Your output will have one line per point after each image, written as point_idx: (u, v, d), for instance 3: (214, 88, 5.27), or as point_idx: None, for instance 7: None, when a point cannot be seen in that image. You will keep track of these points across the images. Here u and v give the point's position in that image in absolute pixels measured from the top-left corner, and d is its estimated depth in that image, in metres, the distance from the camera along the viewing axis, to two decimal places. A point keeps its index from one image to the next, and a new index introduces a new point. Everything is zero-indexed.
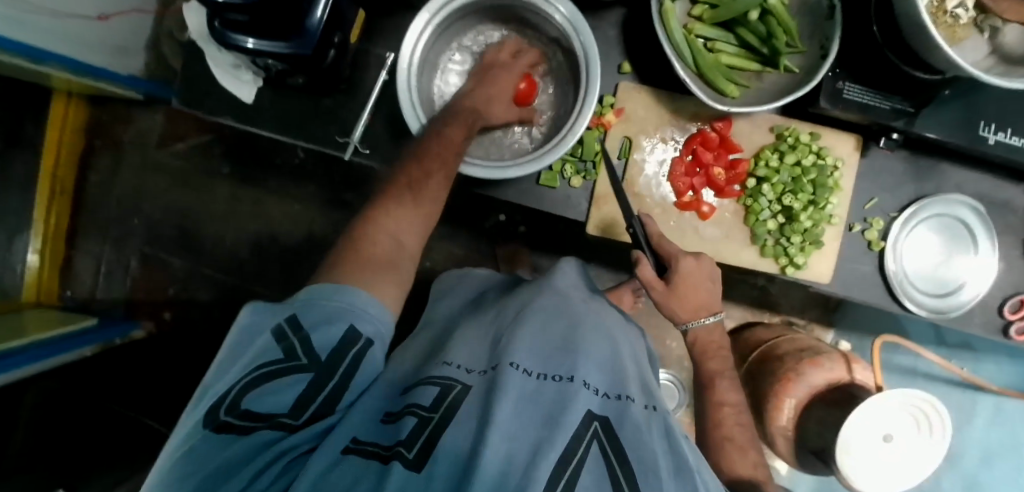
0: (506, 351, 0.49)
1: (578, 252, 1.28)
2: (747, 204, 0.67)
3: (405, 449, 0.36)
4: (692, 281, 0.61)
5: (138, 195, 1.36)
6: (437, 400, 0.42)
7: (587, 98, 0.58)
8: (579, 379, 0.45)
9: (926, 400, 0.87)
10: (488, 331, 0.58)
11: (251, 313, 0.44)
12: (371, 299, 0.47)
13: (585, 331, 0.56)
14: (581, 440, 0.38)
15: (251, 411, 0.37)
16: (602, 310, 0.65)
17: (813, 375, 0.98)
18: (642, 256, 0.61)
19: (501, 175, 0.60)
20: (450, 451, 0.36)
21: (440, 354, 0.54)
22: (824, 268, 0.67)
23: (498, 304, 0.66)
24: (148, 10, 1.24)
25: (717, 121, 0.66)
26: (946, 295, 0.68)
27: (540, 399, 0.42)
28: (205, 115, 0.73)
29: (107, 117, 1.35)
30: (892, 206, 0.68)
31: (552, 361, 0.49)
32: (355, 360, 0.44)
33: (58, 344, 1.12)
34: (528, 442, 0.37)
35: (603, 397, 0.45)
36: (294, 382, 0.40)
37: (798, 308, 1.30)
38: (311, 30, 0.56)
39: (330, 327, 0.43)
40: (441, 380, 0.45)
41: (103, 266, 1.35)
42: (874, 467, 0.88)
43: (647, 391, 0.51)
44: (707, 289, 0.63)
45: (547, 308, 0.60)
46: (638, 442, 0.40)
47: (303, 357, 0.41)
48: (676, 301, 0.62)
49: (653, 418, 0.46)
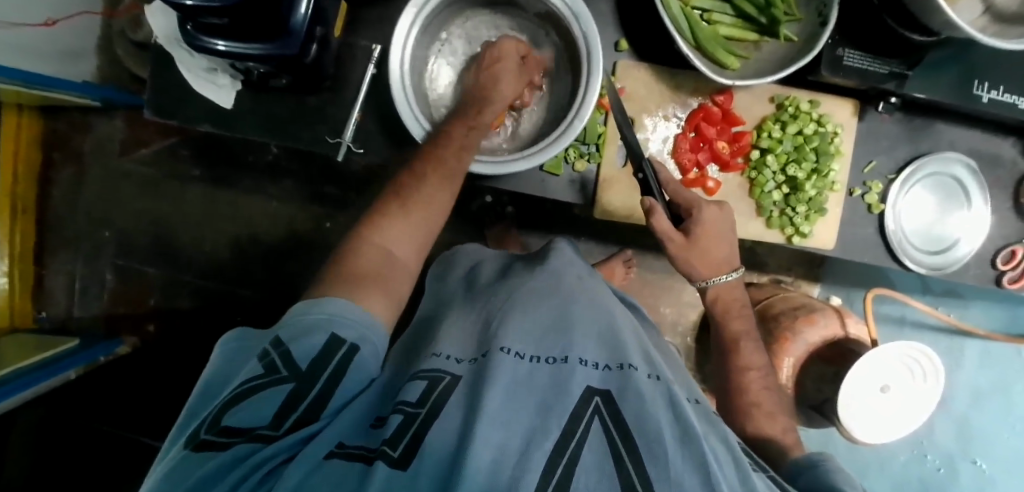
0: (496, 338, 0.50)
1: (568, 228, 1.28)
2: (752, 177, 0.67)
3: (389, 448, 0.35)
4: (714, 232, 0.61)
5: (106, 207, 1.29)
6: (425, 394, 0.42)
7: (590, 82, 0.57)
8: (574, 358, 0.47)
9: (915, 348, 0.92)
10: (482, 316, 0.58)
11: (235, 340, 0.46)
12: (353, 306, 0.46)
13: (578, 309, 0.56)
14: (579, 421, 0.38)
15: (230, 426, 0.36)
16: (598, 290, 0.65)
17: (809, 332, 1.01)
18: (656, 208, 0.58)
19: (506, 170, 0.59)
20: (437, 447, 0.35)
21: (427, 346, 0.54)
22: (828, 234, 0.68)
23: (488, 290, 0.66)
24: (94, 10, 1.15)
25: (718, 95, 0.65)
26: (943, 252, 0.70)
27: (533, 386, 0.43)
28: (182, 124, 0.68)
29: (62, 126, 1.26)
30: (889, 168, 0.69)
31: (544, 343, 0.49)
32: (343, 363, 0.42)
33: (36, 373, 1.05)
34: (522, 431, 0.37)
35: (603, 370, 0.45)
36: (271, 392, 0.38)
37: (785, 266, 1.32)
38: (295, 28, 0.53)
39: (312, 330, 0.43)
40: (428, 373, 0.45)
41: (78, 283, 1.29)
42: (870, 414, 0.92)
43: (649, 360, 0.50)
44: (727, 248, 0.63)
45: (538, 290, 0.61)
46: (640, 410, 0.39)
47: (282, 368, 0.40)
48: (697, 256, 0.62)
49: (657, 385, 0.44)
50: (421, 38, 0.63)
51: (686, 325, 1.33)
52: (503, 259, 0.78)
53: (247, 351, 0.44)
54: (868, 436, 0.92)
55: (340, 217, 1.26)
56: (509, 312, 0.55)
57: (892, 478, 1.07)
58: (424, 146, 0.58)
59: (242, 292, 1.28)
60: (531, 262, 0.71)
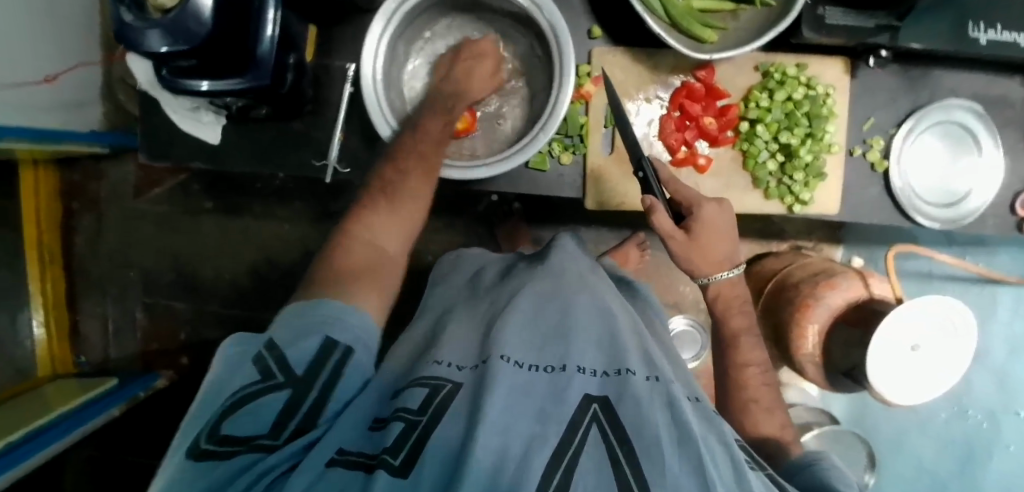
0: (498, 344, 0.49)
1: (577, 218, 1.27)
2: (744, 149, 0.65)
3: (391, 455, 0.36)
4: (716, 229, 0.60)
5: (128, 248, 1.34)
6: (426, 400, 0.42)
7: (563, 60, 0.56)
8: (571, 365, 0.46)
9: (943, 302, 0.88)
10: (482, 321, 0.58)
11: (228, 346, 0.44)
12: (347, 306, 0.47)
13: (578, 310, 0.56)
14: (576, 429, 0.38)
15: (232, 435, 0.36)
16: (598, 287, 0.64)
17: (832, 297, 0.97)
18: (659, 206, 0.56)
19: (506, 164, 0.58)
20: (440, 449, 0.36)
21: (429, 351, 0.54)
22: (830, 199, 0.66)
23: (492, 293, 0.66)
24: (94, 60, 1.19)
25: (700, 70, 0.63)
26: (957, 203, 0.68)
27: (533, 392, 0.42)
28: (176, 164, 0.71)
29: (77, 175, 1.31)
30: (890, 122, 0.67)
31: (544, 352, 0.49)
32: (339, 365, 0.43)
33: (82, 414, 1.11)
34: (522, 436, 0.37)
35: (601, 377, 0.45)
36: (270, 399, 0.38)
37: (804, 232, 1.29)
38: (265, 58, 0.54)
39: (310, 333, 0.44)
40: (429, 381, 0.45)
41: (111, 324, 1.34)
42: (901, 374, 0.88)
43: (648, 360, 0.49)
44: (729, 240, 0.62)
45: (540, 292, 0.60)
46: (638, 415, 0.39)
47: (280, 373, 0.41)
48: (701, 250, 0.60)
49: (657, 386, 0.44)
50: (391, 56, 0.63)
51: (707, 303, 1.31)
52: (506, 262, 0.78)
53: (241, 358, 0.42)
54: (897, 397, 0.89)
55: None
56: (509, 315, 0.55)
57: (935, 438, 1.04)
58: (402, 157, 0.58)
59: (265, 316, 1.32)
60: (533, 263, 0.71)
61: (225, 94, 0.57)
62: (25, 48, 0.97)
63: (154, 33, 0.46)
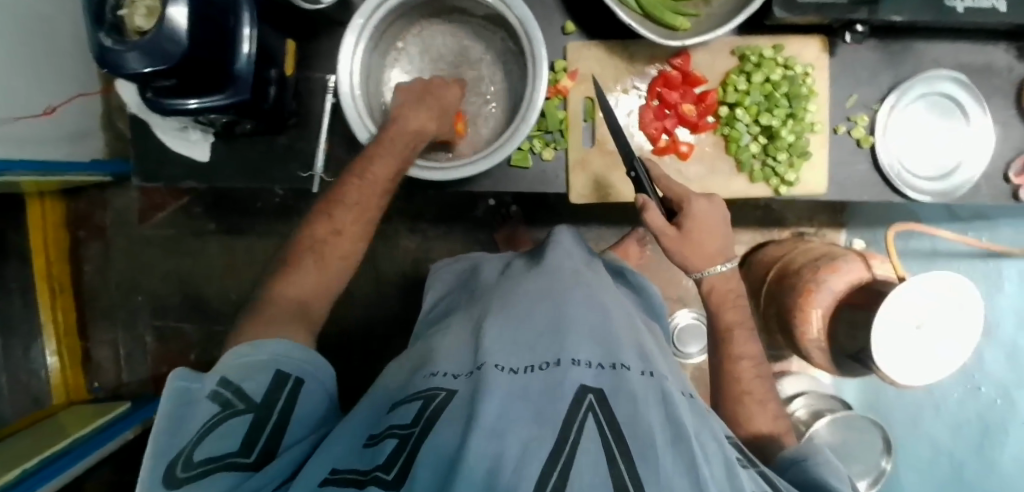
0: (492, 347, 0.49)
1: (575, 216, 1.27)
2: (726, 133, 0.65)
3: (383, 472, 0.37)
4: (707, 224, 0.60)
5: (135, 273, 1.36)
6: (419, 412, 0.43)
7: (537, 61, 0.56)
8: (566, 359, 0.46)
9: (945, 278, 0.87)
10: (474, 324, 0.58)
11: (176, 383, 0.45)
12: (291, 344, 0.50)
13: (574, 306, 0.56)
14: (573, 420, 0.39)
15: (202, 458, 0.39)
16: (593, 283, 0.64)
17: (833, 280, 0.96)
18: (649, 203, 0.58)
19: (460, 174, 0.58)
20: (436, 455, 0.36)
21: (427, 363, 0.55)
22: (816, 178, 0.65)
23: (487, 293, 0.67)
24: (93, 91, 1.22)
25: (676, 58, 0.63)
26: (943, 177, 0.68)
27: (528, 392, 0.42)
28: (170, 184, 0.73)
29: (82, 205, 1.34)
30: (873, 98, 0.66)
31: (538, 348, 0.49)
32: (291, 395, 0.47)
33: (99, 437, 1.13)
34: (519, 438, 0.36)
35: (597, 369, 0.45)
36: (233, 424, 0.42)
37: (805, 217, 1.28)
38: (242, 73, 0.57)
39: (255, 367, 0.47)
40: (425, 393, 0.46)
41: (122, 350, 1.36)
42: (905, 354, 0.87)
43: (641, 353, 0.51)
44: (721, 231, 0.62)
45: (532, 290, 0.60)
46: (633, 414, 0.40)
47: (240, 403, 0.44)
48: (694, 243, 0.60)
49: (650, 384, 0.46)
50: (369, 68, 0.63)
51: None
52: (506, 259, 0.80)
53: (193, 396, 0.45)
54: (904, 378, 0.87)
55: None
56: (504, 318, 0.55)
57: (950, 419, 1.02)
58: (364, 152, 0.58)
59: None
60: (530, 262, 0.72)
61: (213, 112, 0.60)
62: (24, 84, 1.00)
63: (133, 54, 0.48)
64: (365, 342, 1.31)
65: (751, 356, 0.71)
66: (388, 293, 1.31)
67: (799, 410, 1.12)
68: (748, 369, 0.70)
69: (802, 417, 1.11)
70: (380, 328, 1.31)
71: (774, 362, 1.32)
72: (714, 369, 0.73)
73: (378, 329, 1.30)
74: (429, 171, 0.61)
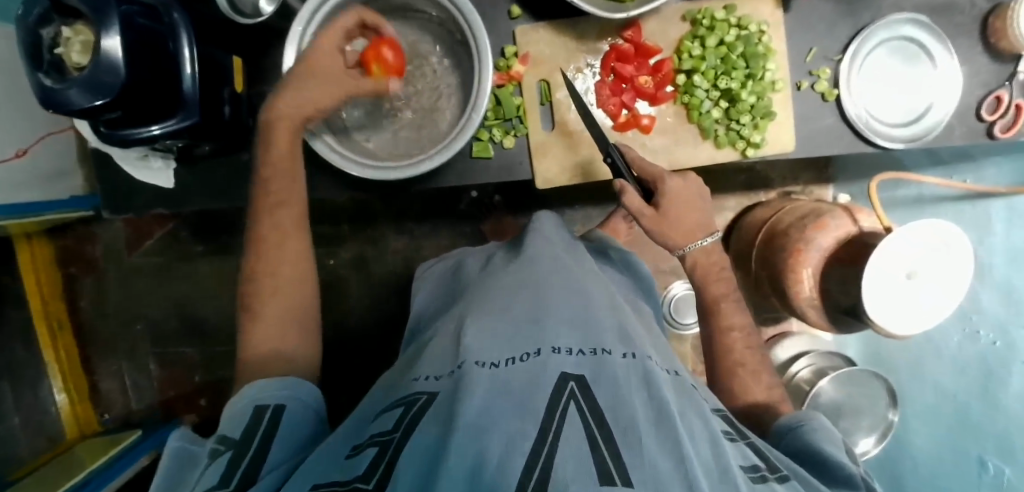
0: (471, 344, 0.49)
1: (558, 200, 1.26)
2: (685, 102, 0.63)
3: (363, 482, 0.36)
4: (684, 201, 0.60)
5: (131, 303, 1.36)
6: (399, 420, 0.43)
7: (480, 47, 0.55)
8: (547, 348, 0.46)
9: (928, 224, 0.86)
10: (456, 323, 0.58)
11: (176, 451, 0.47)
12: (269, 380, 0.51)
13: (553, 296, 0.56)
14: (556, 407, 0.38)
15: None
16: (573, 269, 0.63)
17: (820, 238, 0.95)
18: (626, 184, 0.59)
19: (415, 171, 0.58)
20: (417, 457, 0.36)
21: (411, 370, 0.55)
22: (784, 137, 0.64)
23: (470, 291, 0.66)
24: (65, 127, 1.22)
25: (626, 30, 0.62)
26: (914, 122, 0.66)
27: (510, 383, 0.41)
28: (141, 212, 0.73)
29: (70, 241, 1.34)
30: (834, 49, 0.65)
31: (518, 340, 0.49)
32: (270, 423, 0.46)
33: (115, 467, 1.14)
34: (504, 432, 0.35)
35: (579, 356, 0.45)
36: (216, 464, 0.41)
37: (790, 176, 1.27)
38: (189, 95, 0.58)
39: (239, 413, 0.47)
40: (407, 399, 0.46)
41: (127, 380, 1.37)
42: (899, 303, 0.85)
43: (623, 335, 0.51)
44: (701, 213, 0.62)
45: (511, 284, 0.60)
46: (616, 400, 0.40)
47: (222, 445, 0.43)
48: (674, 225, 0.60)
49: (632, 366, 0.45)
50: None
51: None
52: (488, 252, 0.80)
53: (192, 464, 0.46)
54: (900, 328, 0.86)
55: (341, 252, 1.31)
56: (484, 314, 0.55)
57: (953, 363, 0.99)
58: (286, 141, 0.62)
59: None
60: (510, 254, 0.71)
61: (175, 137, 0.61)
62: None
63: (74, 92, 0.49)
64: (364, 347, 1.31)
65: (740, 321, 0.71)
66: (382, 297, 1.31)
67: (801, 370, 1.13)
68: (738, 335, 0.69)
69: (806, 377, 1.12)
70: (378, 331, 1.31)
71: (774, 324, 1.32)
72: (704, 340, 0.73)
73: (376, 333, 1.31)
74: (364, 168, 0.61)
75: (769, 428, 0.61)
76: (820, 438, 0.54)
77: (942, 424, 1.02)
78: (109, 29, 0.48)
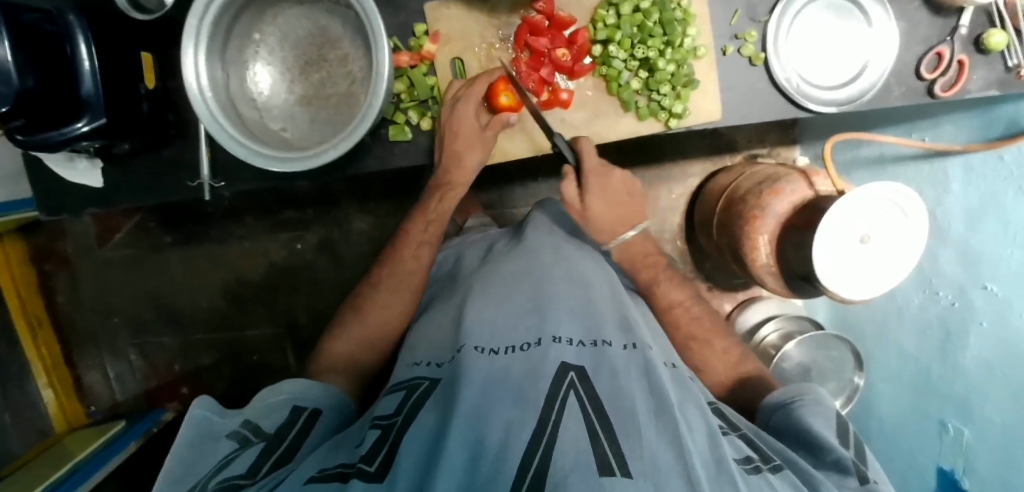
0: (470, 331, 0.51)
1: (522, 175, 1.25)
2: (604, 73, 0.63)
3: (365, 464, 0.39)
4: (615, 193, 0.66)
5: (107, 296, 1.39)
6: (400, 405, 0.47)
7: (375, 31, 0.53)
8: (547, 338, 0.48)
9: (897, 190, 0.82)
10: (456, 311, 0.60)
11: (200, 413, 0.52)
12: (306, 383, 0.58)
13: (553, 283, 0.57)
14: (555, 398, 0.40)
15: (221, 482, 0.43)
16: (573, 257, 0.64)
17: (775, 204, 0.93)
18: (569, 171, 0.65)
19: (321, 160, 0.57)
20: (417, 448, 0.38)
21: (410, 354, 0.58)
22: (709, 105, 0.63)
23: (469, 279, 0.66)
24: None
25: (538, 1, 0.61)
26: (849, 83, 0.63)
27: (508, 374, 0.43)
28: (72, 213, 0.73)
29: (41, 238, 1.36)
30: (761, 10, 0.62)
31: (518, 329, 0.50)
32: (303, 427, 0.53)
33: (103, 454, 1.18)
34: (501, 422, 0.38)
35: (578, 346, 0.47)
36: (248, 453, 0.47)
37: (755, 139, 1.25)
38: (94, 94, 0.56)
39: (276, 407, 0.54)
40: (407, 385, 0.50)
41: (111, 372, 1.40)
42: (851, 268, 0.83)
43: (624, 326, 0.52)
44: (628, 198, 0.68)
45: (511, 269, 0.61)
46: (615, 390, 0.41)
47: (256, 436, 0.50)
48: (599, 211, 0.65)
49: (632, 357, 0.47)
50: (222, 66, 0.61)
51: (671, 232, 1.30)
52: (489, 240, 0.77)
53: (215, 433, 0.50)
54: (852, 293, 0.83)
55: (308, 236, 1.31)
56: (483, 300, 0.56)
57: (915, 322, 0.97)
58: (259, 127, 0.63)
59: (249, 333, 1.36)
60: (512, 241, 0.70)
61: (101, 137, 0.60)
62: None
63: None
64: None
65: (678, 291, 0.70)
66: (350, 279, 1.31)
67: (769, 334, 1.13)
68: (679, 309, 0.69)
69: (774, 341, 1.12)
70: None
71: (744, 290, 1.32)
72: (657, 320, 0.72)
73: None
74: (298, 158, 0.58)
75: (769, 405, 0.56)
76: (814, 417, 0.51)
77: (908, 388, 1.01)
78: None
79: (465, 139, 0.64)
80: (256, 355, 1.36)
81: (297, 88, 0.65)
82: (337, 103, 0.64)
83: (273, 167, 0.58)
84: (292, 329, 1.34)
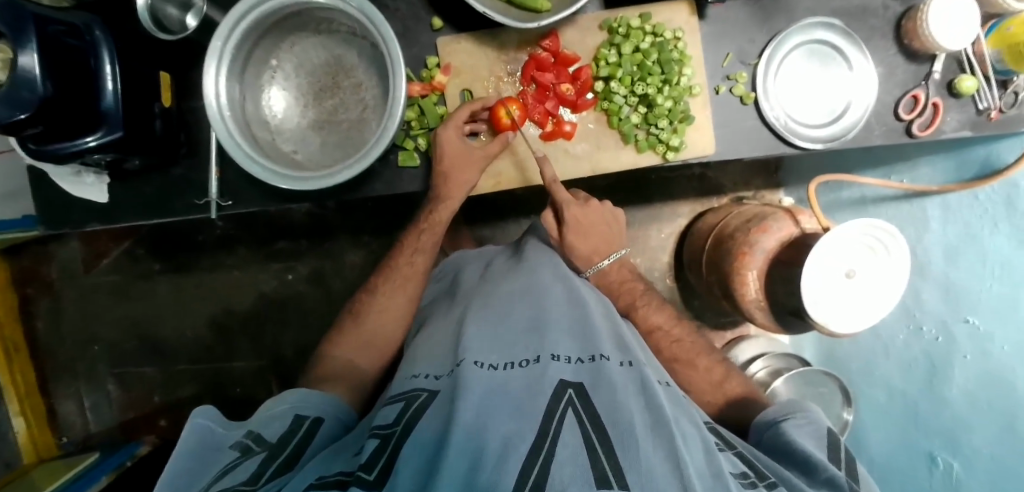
0: (469, 346, 0.52)
1: (516, 211, 1.27)
2: (606, 108, 0.67)
3: (364, 472, 0.39)
4: (591, 221, 0.72)
5: (90, 322, 1.35)
6: (400, 414, 0.47)
7: (394, 59, 0.56)
8: (546, 355, 0.49)
9: (885, 230, 0.84)
10: (454, 327, 0.61)
11: (196, 426, 0.50)
12: (303, 394, 0.60)
13: (551, 302, 0.58)
14: (553, 414, 0.41)
15: (224, 484, 0.43)
16: (571, 278, 0.66)
17: (764, 241, 0.96)
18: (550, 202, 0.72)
19: (333, 180, 0.58)
20: (417, 459, 0.39)
21: (409, 366, 0.59)
22: (704, 140, 0.67)
23: (467, 296, 0.68)
24: None
25: (545, 40, 0.66)
26: (832, 121, 0.68)
27: (507, 388, 0.44)
28: (75, 227, 0.73)
29: (26, 261, 1.33)
30: (751, 54, 0.67)
31: (518, 347, 0.51)
32: (303, 438, 0.54)
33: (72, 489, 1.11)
34: (500, 433, 0.38)
35: (577, 363, 0.48)
36: (251, 459, 0.47)
37: (741, 183, 1.30)
38: (110, 108, 0.58)
39: (278, 420, 0.55)
40: (406, 395, 0.50)
41: (86, 402, 1.35)
42: (839, 303, 0.85)
43: (621, 344, 0.53)
44: (604, 229, 0.74)
45: (511, 287, 0.63)
46: (612, 404, 0.42)
47: (259, 445, 0.50)
48: (572, 239, 0.72)
49: (629, 374, 0.48)
50: (240, 87, 0.63)
51: (661, 270, 1.33)
52: (487, 258, 0.79)
53: (216, 444, 0.50)
54: (842, 326, 0.85)
55: (299, 267, 1.31)
56: (482, 316, 0.57)
57: (901, 356, 0.99)
58: (269, 147, 0.65)
59: (234, 365, 1.32)
60: (511, 259, 0.73)
61: (112, 151, 0.61)
62: None
63: None
64: None
65: (672, 323, 0.72)
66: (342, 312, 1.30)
67: (758, 371, 1.14)
68: (676, 342, 0.70)
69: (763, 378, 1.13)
70: None
71: (733, 328, 1.34)
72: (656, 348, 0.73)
73: None
74: (308, 176, 0.59)
75: (762, 421, 0.57)
76: (804, 438, 0.52)
77: (896, 425, 1.02)
78: (24, 47, 0.50)
79: (454, 161, 0.65)
80: (239, 388, 1.32)
81: (310, 112, 0.67)
82: (348, 127, 0.66)
83: (281, 186, 0.59)
84: (277, 361, 1.31)
